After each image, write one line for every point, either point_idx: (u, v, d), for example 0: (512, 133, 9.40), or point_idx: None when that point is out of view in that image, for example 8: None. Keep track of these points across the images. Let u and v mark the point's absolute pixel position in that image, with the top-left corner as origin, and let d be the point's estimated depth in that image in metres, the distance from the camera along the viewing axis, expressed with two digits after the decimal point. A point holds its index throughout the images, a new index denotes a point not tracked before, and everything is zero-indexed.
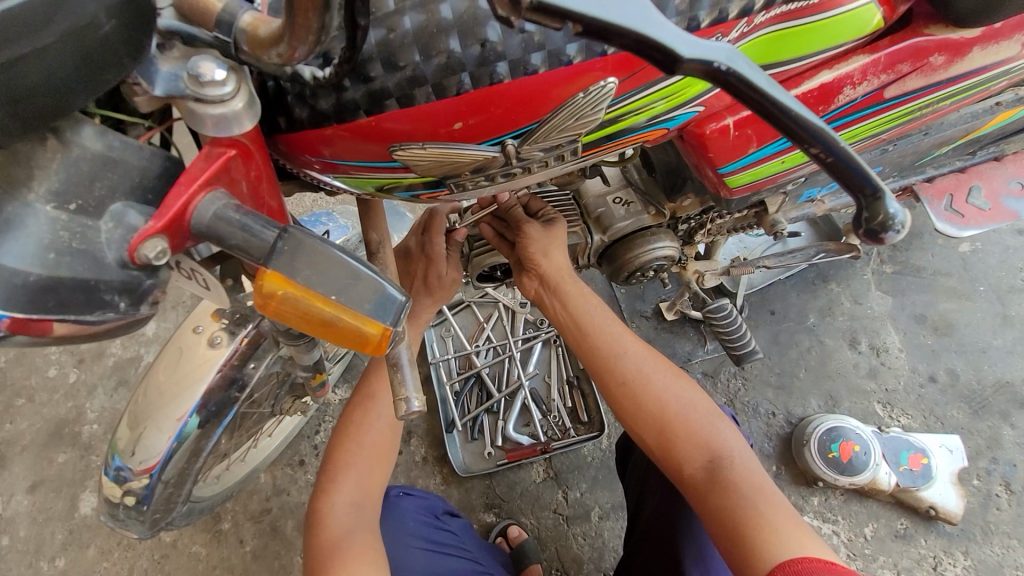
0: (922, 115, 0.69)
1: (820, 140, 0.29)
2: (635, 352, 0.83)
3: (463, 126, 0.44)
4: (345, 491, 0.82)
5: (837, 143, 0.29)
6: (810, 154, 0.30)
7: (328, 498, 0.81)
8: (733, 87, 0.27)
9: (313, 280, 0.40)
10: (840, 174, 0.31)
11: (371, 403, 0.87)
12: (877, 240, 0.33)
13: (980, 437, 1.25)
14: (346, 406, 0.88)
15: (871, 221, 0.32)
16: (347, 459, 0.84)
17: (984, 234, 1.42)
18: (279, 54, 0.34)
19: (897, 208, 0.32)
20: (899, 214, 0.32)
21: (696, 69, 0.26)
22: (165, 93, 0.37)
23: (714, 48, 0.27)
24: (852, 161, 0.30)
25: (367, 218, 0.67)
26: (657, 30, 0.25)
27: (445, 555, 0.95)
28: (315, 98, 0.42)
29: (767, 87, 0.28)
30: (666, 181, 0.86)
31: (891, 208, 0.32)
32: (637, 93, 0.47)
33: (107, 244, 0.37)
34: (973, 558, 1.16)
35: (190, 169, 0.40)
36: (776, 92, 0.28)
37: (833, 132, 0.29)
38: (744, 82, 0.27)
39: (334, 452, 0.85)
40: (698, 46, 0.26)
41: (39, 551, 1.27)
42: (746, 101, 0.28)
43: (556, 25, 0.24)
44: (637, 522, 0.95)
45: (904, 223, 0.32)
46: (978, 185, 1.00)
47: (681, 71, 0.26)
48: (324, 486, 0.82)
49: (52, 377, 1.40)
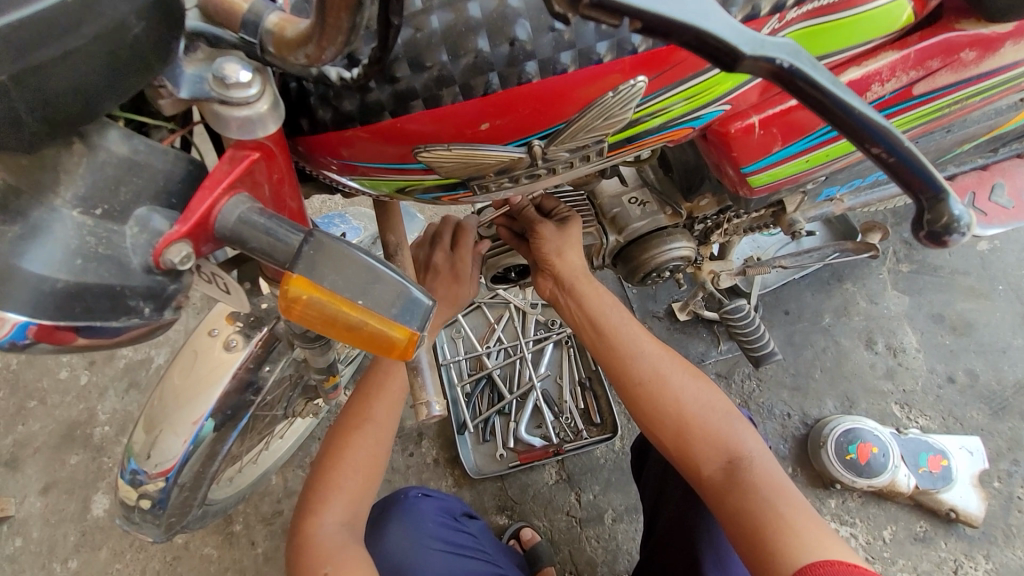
0: (949, 112, 0.68)
1: (882, 139, 0.28)
2: (652, 352, 0.82)
3: (489, 126, 0.43)
4: (335, 511, 0.80)
5: (900, 143, 0.28)
6: (869, 154, 0.29)
7: (316, 519, 0.80)
8: (794, 86, 0.26)
9: (339, 284, 0.39)
10: (900, 174, 0.30)
11: (363, 424, 0.85)
12: (939, 242, 0.31)
13: (1001, 438, 1.23)
14: (334, 427, 0.86)
15: (933, 223, 0.31)
16: (335, 482, 0.82)
17: (1002, 232, 1.40)
18: (308, 54, 0.33)
19: (962, 208, 0.30)
20: (964, 216, 0.30)
21: (756, 67, 0.25)
22: (190, 96, 0.36)
23: (775, 44, 0.26)
24: (916, 163, 0.29)
25: (385, 220, 0.66)
26: (717, 27, 0.24)
27: (464, 558, 0.94)
28: (339, 100, 0.42)
29: (827, 84, 0.27)
30: (682, 180, 0.86)
31: (957, 209, 0.30)
32: (667, 91, 0.46)
33: (132, 250, 0.36)
34: (995, 561, 1.15)
35: (214, 172, 0.39)
36: (837, 90, 0.27)
37: (896, 132, 0.28)
38: (806, 79, 0.26)
39: (322, 474, 0.83)
40: (760, 43, 0.25)
41: (52, 552, 1.27)
42: (804, 98, 0.27)
43: (613, 23, 0.24)
44: (655, 526, 0.94)
45: (969, 225, 0.31)
46: (1001, 183, 0.98)
47: (740, 69, 0.25)
48: (313, 508, 0.81)
49: (63, 379, 1.40)
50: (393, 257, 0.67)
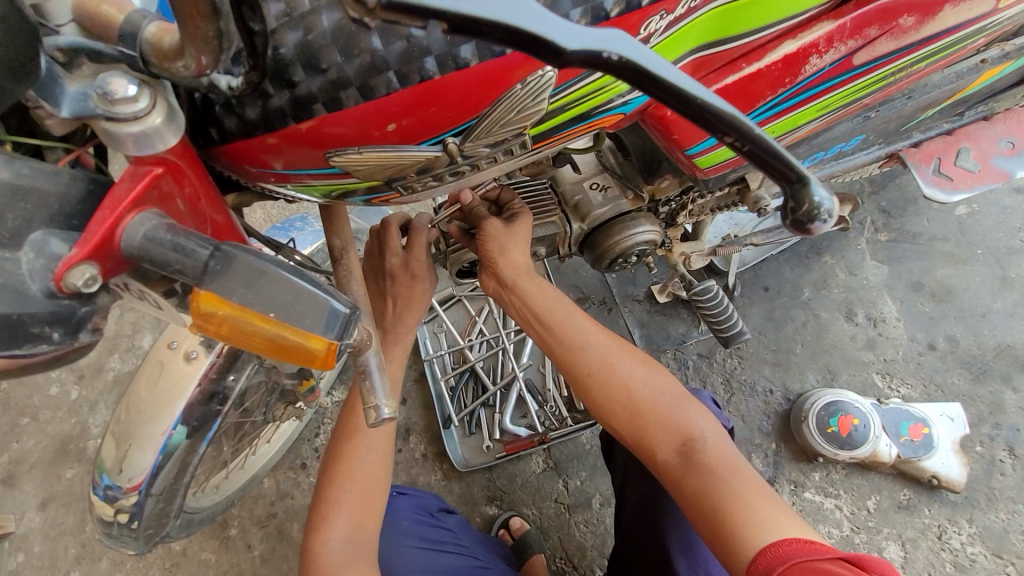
0: (897, 80, 0.66)
1: (736, 129, 0.30)
2: (599, 341, 0.81)
3: (397, 126, 0.42)
4: (340, 526, 0.78)
5: (751, 130, 0.30)
6: (727, 142, 0.31)
7: (321, 537, 0.77)
8: (627, 76, 0.27)
9: (249, 298, 0.39)
10: (764, 161, 0.32)
11: (360, 435, 0.81)
12: (805, 228, 0.35)
13: (982, 403, 1.23)
14: (331, 442, 0.82)
15: (797, 211, 0.34)
16: (338, 495, 0.79)
17: (980, 195, 1.39)
18: (188, 65, 0.32)
19: (823, 195, 0.34)
20: (825, 201, 0.34)
21: (585, 61, 0.26)
22: (74, 114, 0.35)
23: (600, 37, 0.26)
24: (774, 150, 0.32)
25: (329, 224, 0.65)
26: (527, 23, 0.24)
27: (441, 553, 0.95)
28: (242, 107, 0.41)
29: (663, 71, 0.28)
30: (642, 163, 0.84)
31: (817, 196, 0.34)
32: (582, 79, 0.45)
33: (30, 275, 0.36)
34: (978, 525, 1.15)
35: (115, 191, 0.38)
36: (676, 80, 0.28)
37: (749, 121, 0.30)
38: (636, 69, 0.27)
39: (324, 487, 0.80)
40: (583, 37, 0.25)
41: (54, 565, 1.27)
42: (642, 88, 0.28)
43: (420, 24, 0.24)
44: (622, 512, 0.95)
45: (831, 209, 0.34)
46: (967, 147, 0.97)
47: (567, 63, 0.25)
48: (318, 524, 0.78)
49: (54, 395, 1.38)
50: (339, 262, 0.65)
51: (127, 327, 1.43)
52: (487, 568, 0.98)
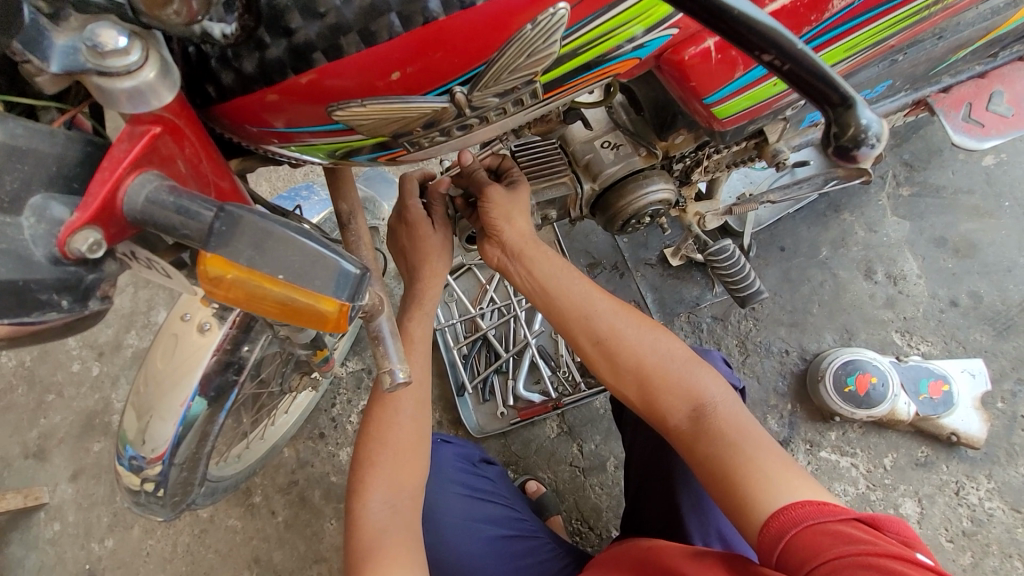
0: (930, 15, 0.63)
1: (772, 45, 0.30)
2: (607, 308, 0.80)
3: (401, 75, 0.40)
4: (379, 492, 0.78)
5: (789, 47, 0.30)
6: (764, 61, 0.31)
7: (362, 501, 0.77)
8: None
9: (256, 260, 0.38)
10: (806, 82, 0.32)
11: (392, 400, 0.82)
12: (850, 155, 0.35)
13: (1005, 359, 1.21)
14: (366, 409, 0.83)
15: (841, 136, 0.34)
16: (374, 458, 0.79)
17: (1010, 143, 1.33)
18: (178, 12, 0.32)
19: (869, 118, 0.34)
20: (870, 124, 0.34)
21: None
22: (64, 70, 0.33)
23: None
24: (814, 68, 0.31)
25: (335, 187, 0.63)
26: None
27: (482, 501, 0.98)
28: (239, 60, 0.39)
29: None
30: (655, 119, 0.78)
31: (863, 118, 0.33)
32: (596, 18, 0.42)
33: (33, 240, 0.35)
34: (997, 480, 1.15)
35: (113, 151, 0.37)
36: None
37: (789, 36, 0.30)
38: None
39: (363, 451, 0.80)
40: None
41: (89, 533, 1.32)
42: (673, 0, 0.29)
43: None
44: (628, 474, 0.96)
45: (876, 134, 0.34)
46: (1000, 91, 0.93)
47: None
48: (357, 488, 0.78)
49: (76, 372, 1.40)
50: (347, 227, 0.64)
51: (142, 304, 1.44)
52: (523, 521, 0.98)
